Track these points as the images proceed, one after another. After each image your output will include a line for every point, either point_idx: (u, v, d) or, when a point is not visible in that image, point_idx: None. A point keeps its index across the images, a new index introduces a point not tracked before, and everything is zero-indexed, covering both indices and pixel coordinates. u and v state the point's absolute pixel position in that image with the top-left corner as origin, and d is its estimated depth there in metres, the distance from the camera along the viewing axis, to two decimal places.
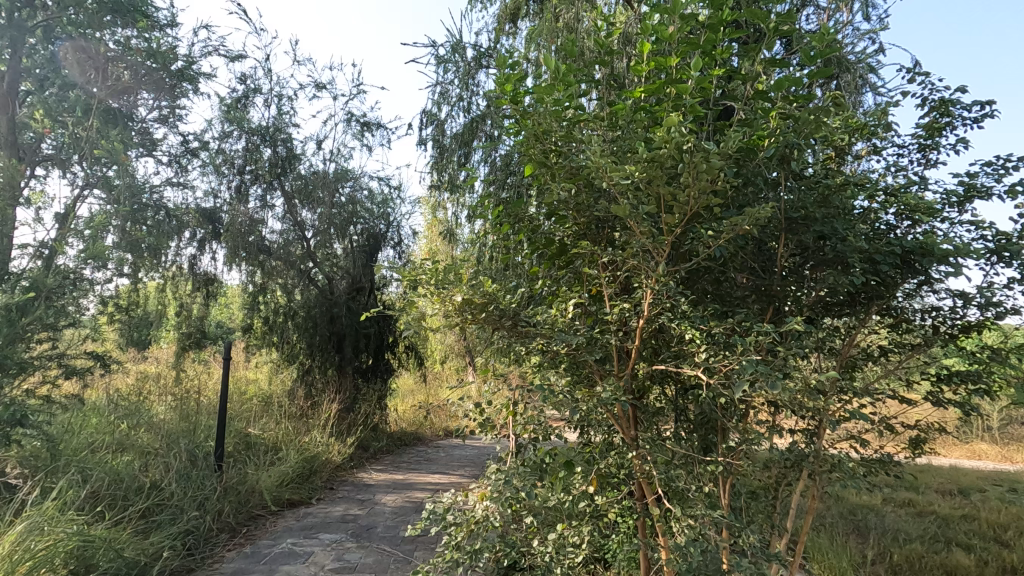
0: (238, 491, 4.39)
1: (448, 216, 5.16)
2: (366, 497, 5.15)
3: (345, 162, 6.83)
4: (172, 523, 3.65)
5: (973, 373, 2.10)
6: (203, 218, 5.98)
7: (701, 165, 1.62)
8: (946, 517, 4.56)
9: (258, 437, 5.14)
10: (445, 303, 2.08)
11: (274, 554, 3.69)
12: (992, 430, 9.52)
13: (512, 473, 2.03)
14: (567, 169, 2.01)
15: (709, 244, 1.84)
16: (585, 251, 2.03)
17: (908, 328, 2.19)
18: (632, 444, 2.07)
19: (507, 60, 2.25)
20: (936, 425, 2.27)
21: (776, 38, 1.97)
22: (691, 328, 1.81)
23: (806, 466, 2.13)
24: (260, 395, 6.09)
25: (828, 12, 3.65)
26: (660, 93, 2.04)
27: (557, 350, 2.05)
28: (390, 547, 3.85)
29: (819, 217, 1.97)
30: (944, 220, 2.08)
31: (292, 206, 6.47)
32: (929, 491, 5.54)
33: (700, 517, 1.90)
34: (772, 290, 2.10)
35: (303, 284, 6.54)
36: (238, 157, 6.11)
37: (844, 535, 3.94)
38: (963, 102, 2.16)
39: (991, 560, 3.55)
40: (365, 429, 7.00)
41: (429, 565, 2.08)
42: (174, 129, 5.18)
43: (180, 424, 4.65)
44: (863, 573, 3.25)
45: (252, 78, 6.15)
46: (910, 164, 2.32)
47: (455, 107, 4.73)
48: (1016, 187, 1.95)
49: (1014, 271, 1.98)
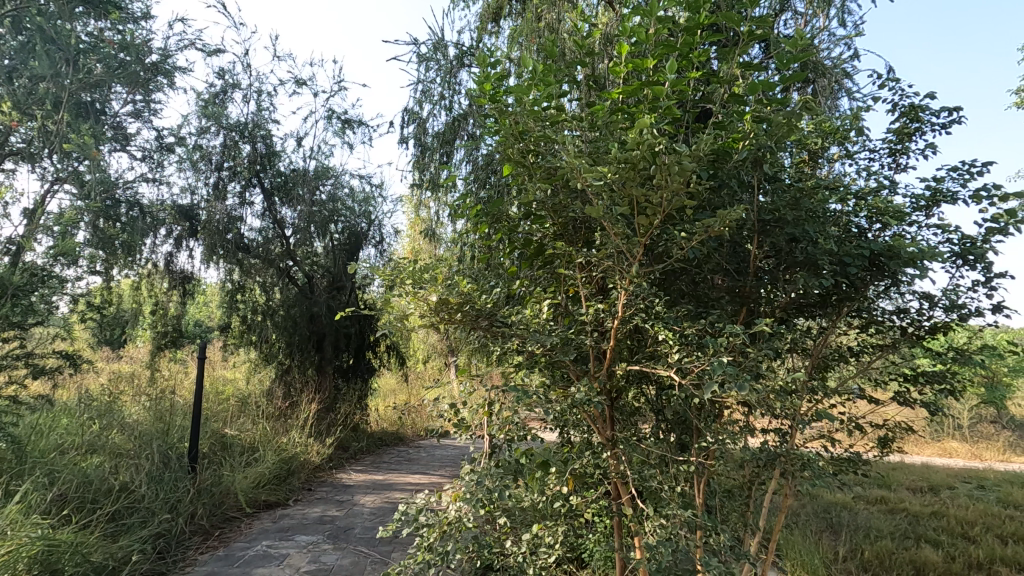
0: (212, 492, 4.32)
1: (430, 215, 5.13)
2: (344, 498, 5.11)
3: (325, 159, 6.76)
4: (142, 527, 3.58)
5: (938, 373, 2.15)
6: (180, 215, 5.81)
7: (673, 167, 1.62)
8: (915, 514, 4.65)
9: (235, 437, 5.06)
10: (421, 304, 2.07)
11: (248, 557, 3.65)
12: (962, 428, 9.75)
13: (485, 474, 2.00)
14: (544, 170, 2.02)
15: (682, 246, 1.86)
16: (561, 251, 2.04)
17: (878, 329, 2.23)
18: (607, 444, 2.09)
19: (487, 60, 2.24)
20: (904, 424, 2.32)
21: (752, 42, 1.98)
22: (664, 329, 1.84)
23: (777, 465, 2.17)
24: (237, 395, 6.00)
25: (805, 17, 3.70)
26: (638, 94, 2.04)
27: (532, 351, 2.04)
28: (367, 548, 3.83)
29: (791, 219, 2.00)
30: (912, 224, 2.12)
31: (271, 202, 6.45)
32: (900, 489, 5.65)
33: (672, 517, 1.92)
34: (746, 291, 2.13)
35: (282, 283, 6.48)
36: (216, 153, 5.95)
37: (817, 532, 4.00)
38: (931, 108, 2.20)
39: (958, 556, 3.63)
40: (345, 429, 6.94)
41: (401, 567, 2.05)
42: (148, 123, 5.05)
43: (154, 424, 4.55)
44: (834, 570, 3.30)
45: (230, 73, 6.05)
46: (880, 168, 2.36)
47: (436, 106, 4.71)
48: (980, 192, 2.00)
49: (978, 273, 2.03)
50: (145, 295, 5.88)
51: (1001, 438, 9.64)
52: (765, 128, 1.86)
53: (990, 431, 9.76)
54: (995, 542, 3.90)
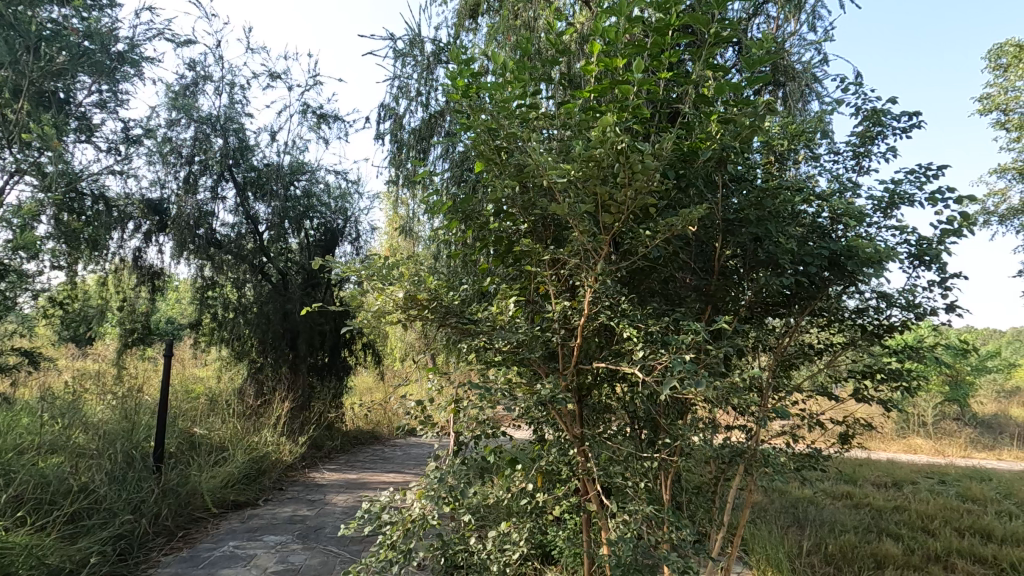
0: (178, 493, 4.21)
1: (407, 213, 5.09)
2: (316, 497, 5.05)
3: (300, 155, 6.67)
4: (103, 528, 3.48)
5: (895, 371, 2.21)
6: (149, 210, 5.72)
7: (635, 166, 1.64)
8: (878, 508, 4.77)
9: (204, 437, 4.94)
10: (387, 300, 2.04)
11: (214, 558, 3.58)
12: (926, 425, 10.08)
13: (449, 470, 1.99)
14: (514, 167, 2.02)
15: (647, 244, 1.88)
16: (528, 249, 2.04)
17: (838, 327, 2.29)
18: (575, 441, 2.08)
19: (460, 55, 2.21)
20: (863, 421, 2.37)
21: (720, 44, 2.00)
22: (628, 327, 1.87)
23: (739, 460, 2.21)
24: (207, 394, 5.86)
25: (777, 22, 3.78)
26: (607, 94, 2.05)
27: (499, 348, 2.04)
28: (337, 548, 3.79)
29: (754, 219, 2.03)
30: (872, 225, 2.18)
31: (244, 197, 6.32)
32: (865, 485, 5.79)
33: (635, 512, 1.95)
34: (711, 290, 2.16)
35: (255, 280, 6.35)
36: (186, 146, 5.83)
37: (783, 527, 4.07)
38: (893, 113, 2.26)
39: (917, 549, 3.74)
40: (319, 428, 6.85)
41: (361, 566, 2.01)
42: (113, 115, 4.92)
43: (119, 424, 4.38)
44: (799, 564, 3.36)
45: (201, 65, 5.92)
46: (844, 170, 2.42)
47: (413, 102, 4.67)
48: (935, 195, 2.05)
49: (933, 273, 2.09)
50: (112, 291, 5.77)
51: (962, 435, 9.97)
52: (730, 129, 1.89)
53: (952, 428, 10.11)
54: (954, 535, 4.02)
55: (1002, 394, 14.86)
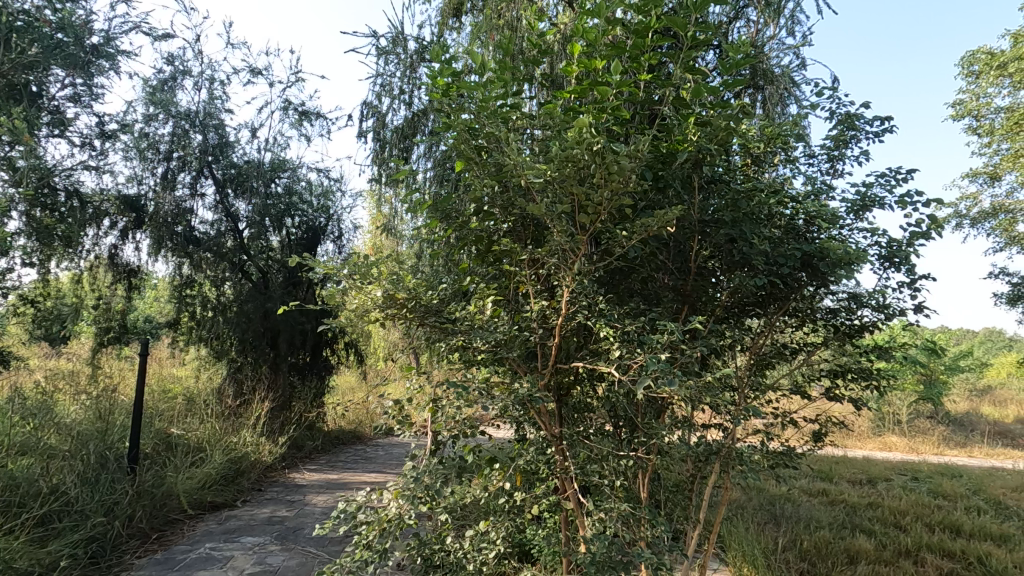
0: (153, 495, 4.13)
1: (390, 211, 5.08)
2: (295, 498, 5.01)
3: (281, 152, 6.59)
4: (74, 531, 3.41)
5: (864, 371, 2.26)
6: (125, 206, 5.61)
7: (611, 167, 1.65)
8: (853, 505, 4.87)
9: (181, 437, 4.86)
10: (365, 299, 2.03)
11: (189, 560, 3.54)
12: (901, 423, 10.31)
13: (425, 470, 1.99)
14: (493, 167, 2.01)
15: (623, 244, 1.90)
16: (507, 249, 2.05)
17: (812, 327, 2.33)
18: (554, 440, 2.10)
19: (441, 53, 2.19)
20: (835, 419, 2.42)
21: (698, 47, 2.01)
22: (605, 327, 1.89)
23: (715, 459, 2.25)
24: (185, 393, 5.77)
25: (757, 26, 3.83)
26: (587, 95, 2.06)
27: (476, 347, 2.05)
28: (316, 549, 3.77)
29: (729, 220, 2.06)
30: (844, 227, 2.22)
31: (224, 194, 6.19)
32: (841, 482, 5.90)
33: (610, 511, 1.97)
34: (687, 291, 2.20)
35: (234, 279, 6.27)
36: (164, 142, 5.73)
37: (760, 524, 4.13)
38: (865, 117, 2.31)
39: (889, 544, 3.82)
40: (299, 428, 6.78)
41: (336, 565, 1.99)
42: (88, 109, 4.82)
43: (93, 424, 4.28)
44: (774, 560, 3.41)
45: (180, 59, 5.82)
46: (819, 173, 2.46)
47: (396, 100, 4.64)
48: (904, 198, 2.10)
49: (902, 275, 2.14)
50: (87, 289, 5.68)
51: (936, 433, 10.22)
52: (707, 132, 1.91)
53: (926, 426, 10.36)
54: (924, 530, 4.12)
55: (975, 392, 15.24)
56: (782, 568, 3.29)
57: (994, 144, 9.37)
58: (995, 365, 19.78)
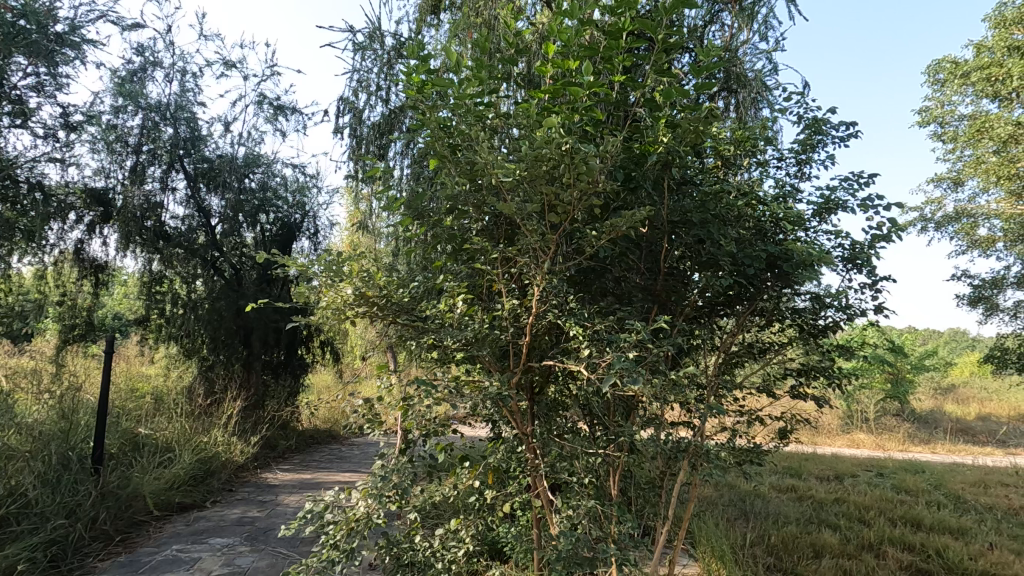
0: (118, 496, 4.03)
1: (367, 209, 5.03)
2: (267, 498, 4.94)
3: (255, 146, 6.48)
4: (33, 533, 3.32)
5: (828, 369, 2.32)
6: (92, 200, 5.48)
7: (581, 167, 1.68)
8: (820, 501, 4.99)
9: (149, 437, 4.74)
10: (334, 297, 2.02)
11: (155, 562, 3.46)
12: (868, 421, 10.58)
13: (393, 468, 1.97)
14: (465, 165, 2.00)
15: (593, 243, 1.92)
16: (479, 247, 2.05)
17: (778, 326, 2.38)
18: (525, 438, 2.12)
19: (417, 50, 2.16)
20: (800, 416, 2.48)
21: (670, 50, 2.03)
22: (575, 325, 1.91)
23: (683, 456, 2.28)
24: (153, 391, 5.64)
25: (732, 31, 3.89)
26: (561, 94, 2.07)
27: (447, 345, 2.04)
28: (287, 550, 3.72)
29: (697, 221, 2.09)
30: (810, 229, 2.27)
31: (196, 189, 6.08)
32: (810, 478, 6.05)
33: (578, 508, 1.98)
34: (657, 291, 2.22)
35: (206, 275, 6.13)
36: (133, 135, 5.59)
37: (730, 520, 4.21)
38: (832, 122, 2.36)
39: (853, 538, 3.93)
40: (273, 427, 6.68)
41: (302, 566, 1.97)
42: (51, 99, 4.67)
43: (56, 424, 4.16)
44: (743, 555, 3.48)
45: (150, 50, 5.68)
46: (787, 176, 2.51)
47: (373, 96, 4.60)
48: (866, 202, 2.16)
49: (864, 276, 2.20)
50: (52, 285, 5.55)
51: (901, 430, 10.52)
52: (677, 134, 1.93)
53: (892, 424, 10.64)
54: (887, 524, 4.25)
55: (939, 390, 15.69)
56: (751, 563, 3.35)
57: (958, 150, 9.67)
58: (959, 364, 20.41)
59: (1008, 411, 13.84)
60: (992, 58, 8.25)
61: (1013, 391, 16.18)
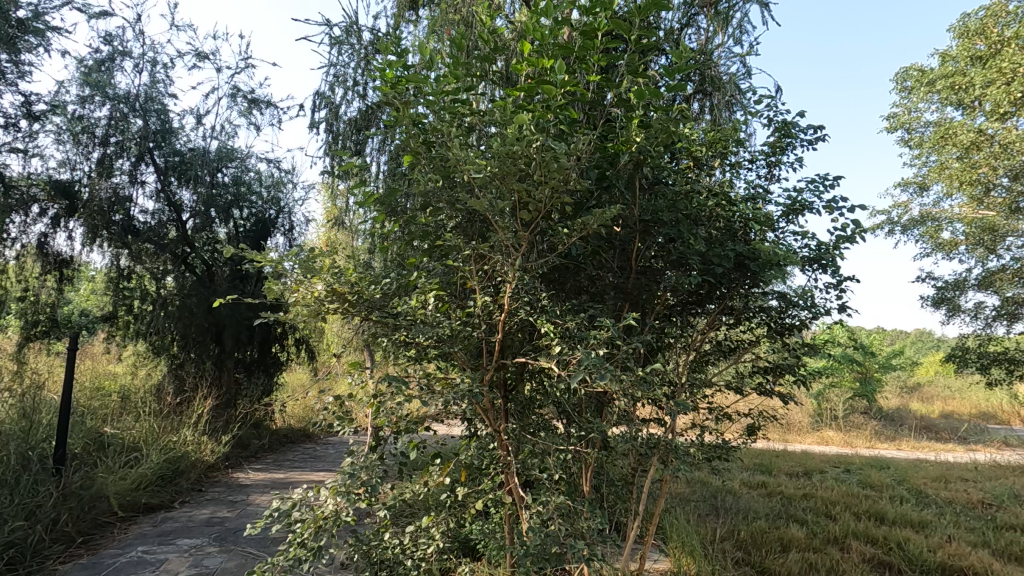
0: (81, 496, 3.92)
1: (343, 206, 4.98)
2: (237, 498, 4.85)
3: (229, 140, 6.35)
4: None
5: (795, 366, 2.37)
6: (56, 192, 5.31)
7: (551, 165, 1.69)
8: (789, 496, 5.10)
9: (115, 437, 4.62)
10: (304, 294, 1.99)
11: (119, 564, 3.37)
12: (837, 418, 10.82)
13: (361, 466, 1.94)
14: (438, 162, 2.00)
15: (564, 241, 1.93)
16: (451, 245, 2.05)
17: (746, 325, 2.41)
18: (497, 435, 2.13)
19: (391, 45, 2.14)
20: (768, 413, 2.52)
21: (644, 51, 2.05)
22: (546, 322, 1.92)
23: (653, 453, 2.30)
24: (120, 390, 5.49)
25: (707, 34, 3.95)
26: (536, 94, 2.07)
27: (419, 342, 2.03)
28: (257, 550, 3.67)
29: (669, 220, 2.11)
30: (777, 229, 2.32)
31: (166, 182, 5.92)
32: (779, 474, 6.17)
33: (547, 504, 1.99)
34: (628, 289, 2.24)
35: (177, 271, 6.00)
36: (100, 126, 5.44)
37: (701, 516, 4.28)
38: (801, 125, 2.41)
39: (819, 532, 4.04)
40: (245, 426, 6.57)
41: (267, 565, 1.93)
42: (13, 87, 4.51)
43: (15, 423, 4.03)
44: (712, 550, 3.54)
45: (119, 39, 5.53)
46: (758, 178, 2.55)
47: (350, 91, 4.55)
48: (831, 203, 2.22)
49: (829, 276, 2.26)
50: (13, 280, 5.37)
51: (868, 427, 10.78)
52: (648, 134, 1.95)
53: (859, 421, 10.91)
54: (852, 519, 4.36)
55: (905, 389, 16.10)
56: (720, 557, 3.41)
57: (924, 156, 9.96)
58: (924, 364, 20.97)
59: (969, 410, 14.32)
60: (956, 67, 8.51)
61: (973, 391, 16.73)
